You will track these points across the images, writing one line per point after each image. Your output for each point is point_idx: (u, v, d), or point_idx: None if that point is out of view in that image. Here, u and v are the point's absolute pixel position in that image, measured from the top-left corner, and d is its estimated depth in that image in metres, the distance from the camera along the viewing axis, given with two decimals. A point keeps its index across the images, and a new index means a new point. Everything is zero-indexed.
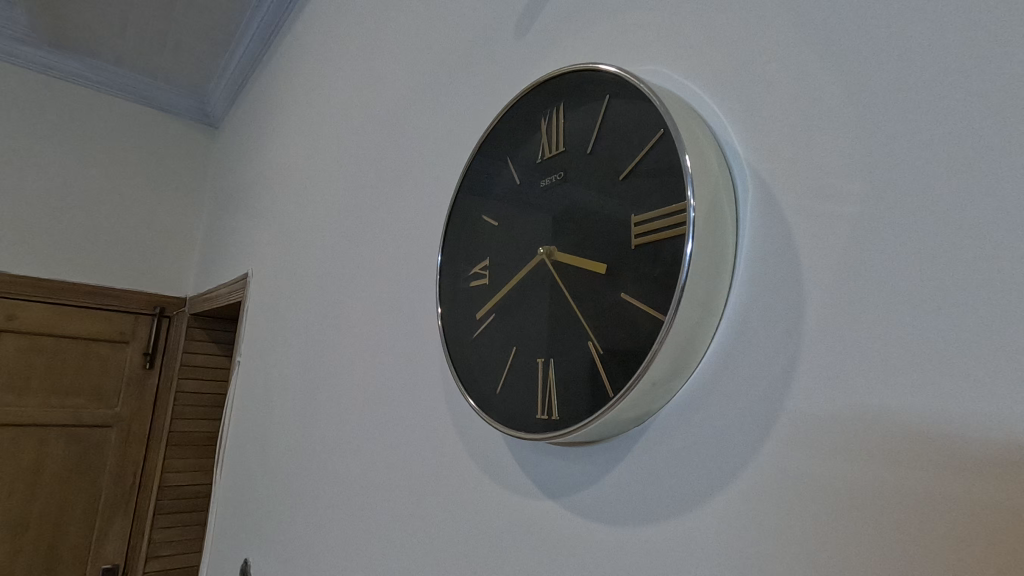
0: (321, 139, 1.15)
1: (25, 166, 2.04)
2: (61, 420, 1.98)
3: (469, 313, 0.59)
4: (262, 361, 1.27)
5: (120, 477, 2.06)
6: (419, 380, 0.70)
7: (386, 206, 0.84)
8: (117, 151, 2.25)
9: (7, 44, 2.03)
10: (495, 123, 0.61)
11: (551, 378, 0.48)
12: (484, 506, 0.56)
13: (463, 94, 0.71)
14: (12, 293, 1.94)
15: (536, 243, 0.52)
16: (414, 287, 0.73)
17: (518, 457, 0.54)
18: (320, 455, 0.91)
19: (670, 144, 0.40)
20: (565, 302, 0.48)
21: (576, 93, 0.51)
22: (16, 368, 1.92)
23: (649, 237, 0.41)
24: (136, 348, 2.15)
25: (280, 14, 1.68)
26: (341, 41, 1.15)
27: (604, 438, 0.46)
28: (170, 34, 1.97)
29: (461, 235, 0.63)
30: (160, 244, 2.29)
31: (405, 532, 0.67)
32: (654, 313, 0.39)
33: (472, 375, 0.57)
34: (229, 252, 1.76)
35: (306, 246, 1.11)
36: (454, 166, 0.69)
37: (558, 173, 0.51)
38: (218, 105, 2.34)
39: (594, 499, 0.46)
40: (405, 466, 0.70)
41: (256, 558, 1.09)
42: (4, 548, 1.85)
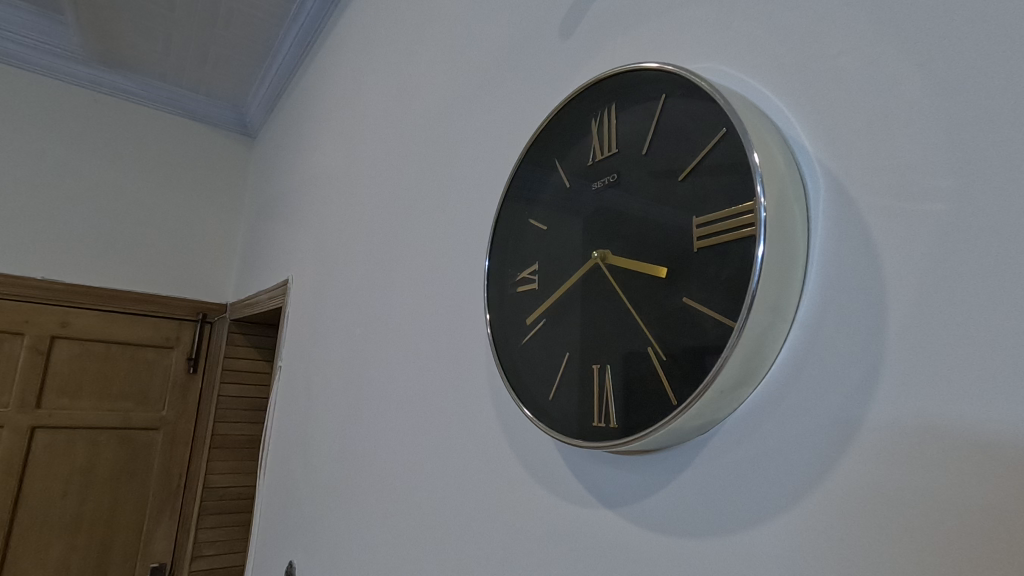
0: (361, 145, 1.17)
1: (78, 179, 2.13)
2: (111, 422, 2.05)
3: (519, 319, 0.59)
4: (304, 365, 1.29)
5: (166, 478, 2.13)
6: (465, 384, 0.70)
7: (430, 210, 0.84)
8: (162, 164, 2.33)
9: (59, 63, 2.13)
10: (542, 127, 0.60)
11: (608, 384, 0.46)
12: (536, 512, 0.56)
13: (506, 98, 0.71)
14: (65, 300, 2.03)
15: (587, 246, 0.51)
16: (459, 292, 0.73)
17: (571, 465, 0.53)
18: (365, 457, 0.92)
19: (735, 143, 0.39)
20: (622, 306, 0.47)
21: (628, 94, 0.50)
22: (70, 373, 2.01)
23: (713, 239, 0.40)
24: (180, 353, 2.22)
25: (317, 23, 1.71)
26: (380, 48, 1.16)
27: (665, 447, 0.44)
28: (211, 47, 2.03)
29: (508, 240, 0.62)
30: (202, 251, 2.36)
31: (453, 535, 0.67)
32: (722, 318, 0.38)
33: (523, 382, 0.56)
34: (269, 259, 1.80)
35: (347, 251, 1.13)
36: (499, 171, 0.69)
37: (612, 174, 0.50)
38: (256, 115, 2.40)
39: (654, 509, 0.45)
40: (451, 470, 0.70)
41: (302, 560, 1.11)
42: (60, 546, 1.93)
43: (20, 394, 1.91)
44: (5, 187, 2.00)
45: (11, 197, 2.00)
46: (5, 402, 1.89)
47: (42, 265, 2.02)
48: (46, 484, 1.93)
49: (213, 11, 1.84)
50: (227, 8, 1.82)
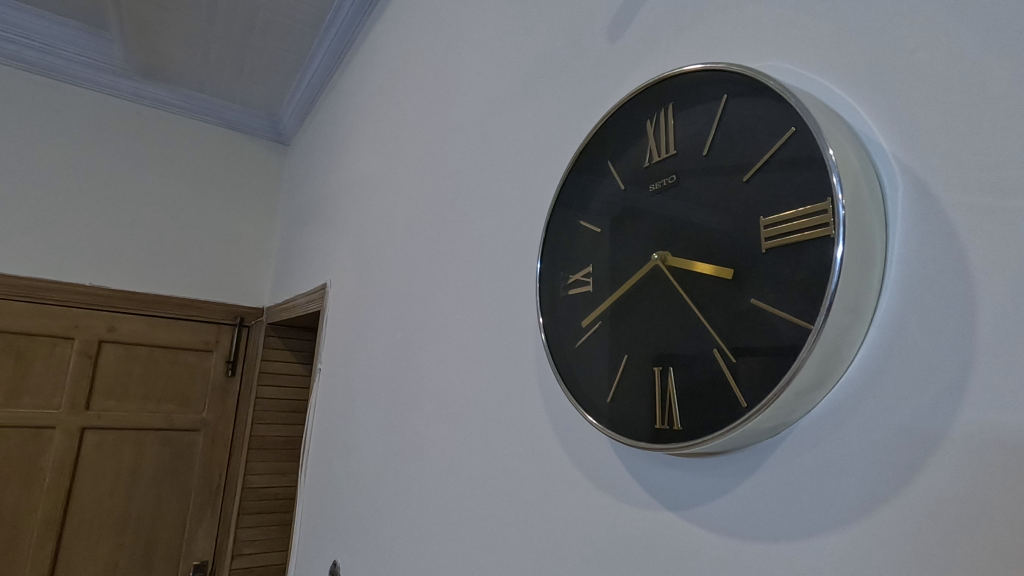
0: (398, 151, 1.19)
1: (123, 189, 2.21)
2: (155, 424, 2.12)
3: (573, 321, 0.59)
4: (344, 368, 1.32)
5: (207, 478, 2.19)
6: (512, 385, 0.71)
7: (473, 213, 0.85)
8: (202, 172, 2.39)
9: (104, 77, 2.20)
10: (594, 131, 0.60)
11: (671, 387, 0.46)
12: (590, 514, 0.56)
13: (551, 102, 0.72)
14: (111, 306, 2.10)
15: (646, 248, 0.51)
16: (506, 294, 0.74)
17: (629, 467, 0.53)
18: (407, 458, 0.94)
19: (806, 142, 0.39)
20: (686, 308, 0.46)
21: (686, 94, 0.50)
22: (116, 375, 2.08)
23: (783, 240, 0.39)
24: (219, 356, 2.29)
25: (353, 31, 1.74)
26: (417, 53, 1.18)
27: (731, 450, 0.44)
28: (247, 58, 2.08)
29: (559, 244, 0.63)
30: (238, 256, 2.41)
31: (500, 534, 0.68)
32: (796, 319, 0.37)
33: (579, 385, 0.56)
34: (306, 263, 1.83)
35: (386, 255, 1.15)
36: (547, 174, 0.70)
37: (671, 176, 0.50)
38: (290, 123, 2.45)
39: (719, 512, 0.44)
40: (498, 470, 0.71)
41: (345, 559, 1.13)
42: (109, 542, 2.00)
43: (70, 396, 1.99)
44: (55, 197, 2.07)
45: (62, 207, 2.08)
46: (57, 403, 1.97)
47: (91, 273, 2.10)
48: (95, 483, 2.00)
49: (250, 23, 1.88)
50: (264, 19, 1.86)
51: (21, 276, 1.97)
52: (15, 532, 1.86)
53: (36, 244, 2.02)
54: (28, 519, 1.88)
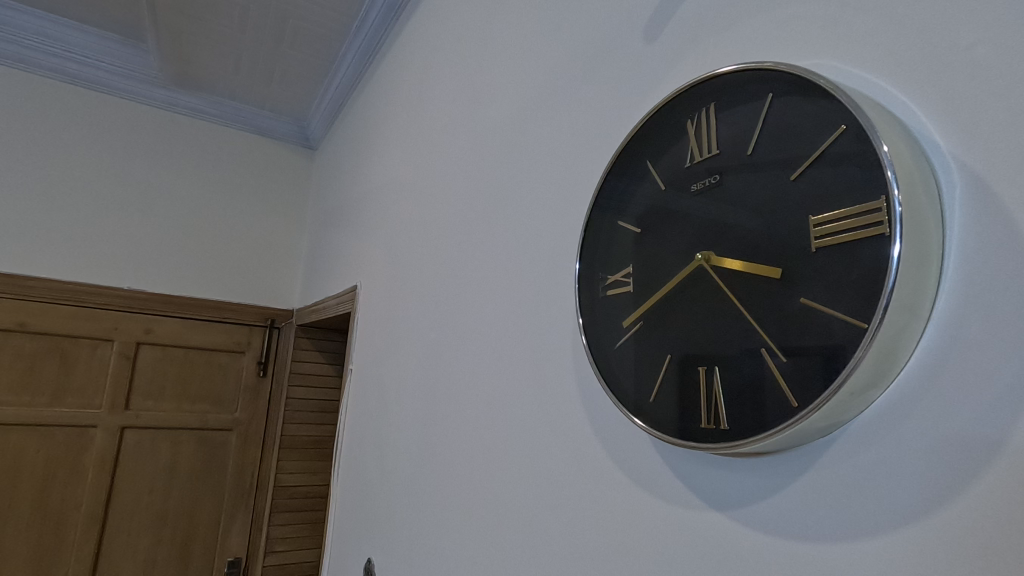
0: (429, 154, 1.21)
1: (159, 195, 2.28)
2: (191, 423, 2.19)
3: (613, 322, 0.59)
4: (376, 369, 1.34)
5: (240, 477, 2.24)
6: (549, 385, 0.71)
7: (506, 215, 0.86)
8: (233, 178, 2.45)
9: (139, 87, 2.26)
10: (633, 132, 0.60)
11: (718, 387, 0.46)
12: (632, 513, 0.56)
13: (586, 104, 0.72)
14: (148, 309, 2.17)
15: (688, 248, 0.52)
16: (542, 295, 0.75)
17: (672, 467, 0.53)
18: (442, 458, 0.95)
19: (859, 140, 0.39)
20: (732, 308, 0.46)
21: (730, 94, 0.50)
22: (153, 376, 2.15)
23: (834, 239, 0.39)
24: (251, 358, 2.34)
25: (381, 35, 1.77)
26: (448, 55, 1.19)
27: (779, 450, 0.44)
28: (277, 65, 2.11)
29: (598, 245, 0.63)
30: (268, 260, 2.46)
31: (538, 533, 0.69)
32: (850, 318, 0.37)
33: (620, 385, 0.56)
34: (336, 266, 1.87)
35: (418, 257, 1.17)
36: (584, 175, 0.70)
37: (714, 176, 0.50)
38: (318, 128, 2.49)
39: (769, 513, 0.44)
40: (535, 470, 0.72)
41: (380, 558, 1.15)
42: (148, 538, 2.06)
43: (110, 397, 2.06)
44: (95, 204, 2.14)
45: (102, 214, 2.15)
46: (98, 403, 2.04)
47: (129, 277, 2.17)
48: (135, 480, 2.07)
49: (280, 30, 1.92)
50: (294, 27, 1.89)
51: (64, 281, 2.04)
52: (61, 527, 1.93)
53: (78, 250, 2.09)
54: (73, 515, 1.95)
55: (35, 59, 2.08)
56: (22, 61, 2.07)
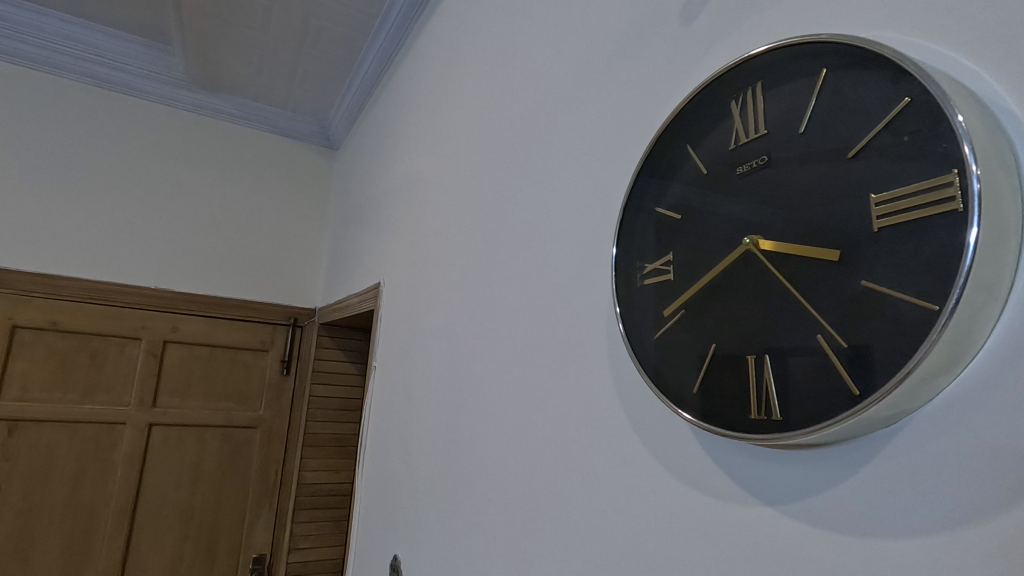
0: (453, 150, 1.20)
1: (184, 196, 2.30)
2: (216, 421, 2.21)
3: (652, 311, 0.58)
4: (400, 365, 1.34)
5: (265, 475, 2.26)
6: (583, 379, 0.70)
7: (535, 208, 0.85)
8: (257, 178, 2.47)
9: (166, 90, 2.30)
10: (672, 116, 0.58)
11: (769, 377, 0.44)
12: (673, 509, 0.55)
13: (619, 91, 0.71)
14: (175, 308, 2.20)
15: (735, 233, 0.50)
16: (575, 287, 0.73)
17: (718, 460, 0.51)
18: (470, 454, 0.94)
19: (927, 112, 0.36)
20: (784, 294, 0.44)
21: (779, 71, 0.48)
22: (179, 374, 2.18)
23: (901, 218, 0.37)
24: (274, 356, 2.36)
25: (403, 32, 1.76)
26: (471, 50, 1.18)
27: (837, 443, 0.42)
28: (300, 65, 2.13)
29: (635, 232, 0.61)
30: (291, 259, 2.48)
31: (571, 530, 0.68)
32: (921, 301, 0.35)
33: (662, 375, 0.55)
34: (358, 264, 1.87)
35: (443, 253, 1.16)
36: (618, 163, 0.68)
37: (762, 157, 0.48)
38: (339, 127, 2.50)
39: (826, 507, 0.42)
40: (568, 466, 0.70)
41: (407, 554, 1.15)
42: (175, 534, 2.09)
43: (138, 394, 2.10)
44: (122, 205, 2.18)
45: (130, 215, 2.19)
46: (126, 401, 2.08)
47: (157, 277, 2.20)
48: (162, 476, 2.10)
49: (303, 30, 1.92)
50: (316, 27, 1.90)
51: (94, 281, 2.08)
52: (91, 523, 1.97)
53: (107, 250, 2.13)
54: (103, 511, 1.99)
55: (66, 63, 2.12)
56: (53, 65, 2.12)
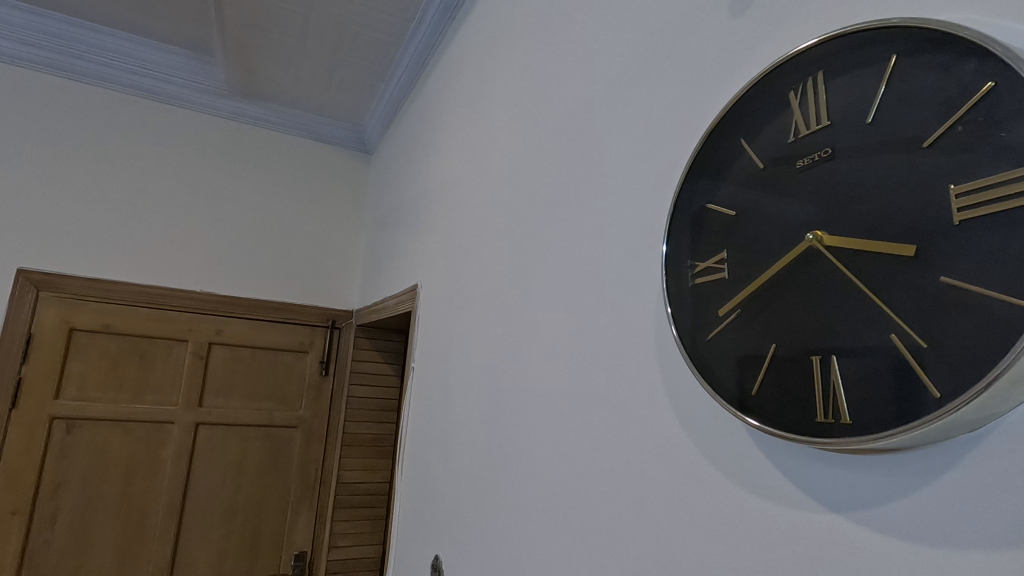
0: (491, 151, 1.20)
1: (227, 202, 2.37)
2: (258, 420, 2.27)
3: (706, 310, 0.56)
4: (439, 367, 1.35)
5: (305, 473, 2.30)
6: (630, 379, 0.69)
7: (577, 207, 0.84)
8: (295, 183, 2.52)
9: (209, 99, 2.37)
10: (726, 109, 0.57)
11: (836, 378, 0.42)
12: (729, 514, 0.53)
13: (665, 87, 0.69)
14: (219, 311, 2.27)
15: (796, 229, 0.48)
16: (621, 287, 0.72)
17: (779, 465, 0.49)
18: (511, 456, 0.94)
19: (1017, 96, 0.34)
20: (854, 291, 0.42)
21: (843, 59, 0.46)
22: (223, 375, 2.25)
23: (986, 209, 0.35)
24: (313, 357, 2.41)
25: (438, 35, 1.78)
26: (507, 51, 1.18)
27: (915, 448, 0.40)
28: (336, 72, 2.17)
29: (686, 229, 0.60)
30: (328, 262, 2.52)
31: (620, 533, 0.66)
32: (1011, 299, 0.33)
33: (718, 377, 0.53)
34: (395, 266, 1.89)
35: (482, 253, 1.17)
36: (667, 160, 0.67)
37: (825, 149, 0.46)
38: (374, 132, 2.54)
39: (902, 516, 0.40)
40: (614, 468, 0.69)
41: (448, 555, 1.15)
42: (221, 530, 2.15)
43: (186, 394, 2.17)
44: (169, 211, 2.26)
45: (176, 221, 2.27)
46: (174, 400, 2.16)
47: (201, 281, 2.27)
48: (208, 474, 2.16)
49: (339, 36, 1.96)
50: (352, 33, 1.93)
51: (143, 285, 2.16)
52: (142, 518, 2.04)
53: (154, 256, 2.21)
54: (153, 506, 2.06)
55: (116, 77, 2.22)
56: (105, 79, 2.21)
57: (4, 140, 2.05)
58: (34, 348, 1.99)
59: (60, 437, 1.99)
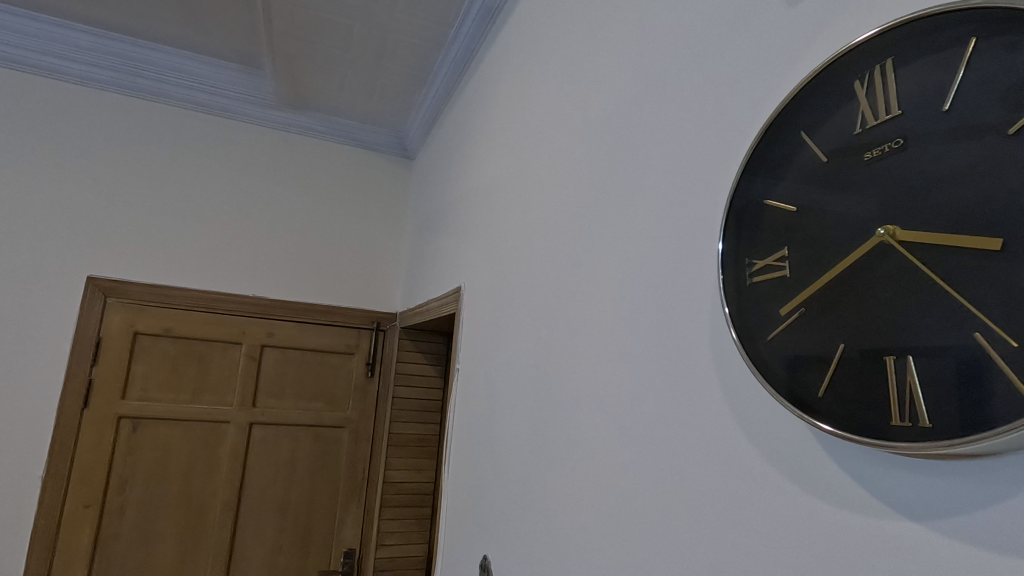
0: (534, 153, 1.21)
1: (276, 209, 2.45)
2: (308, 420, 2.34)
3: (767, 309, 0.54)
4: (484, 369, 1.36)
5: (353, 473, 2.36)
6: (685, 381, 0.67)
7: (625, 208, 0.84)
8: (339, 190, 2.59)
9: (258, 111, 2.45)
10: (785, 102, 0.55)
11: (913, 379, 0.40)
12: (791, 520, 0.51)
13: (717, 82, 0.68)
14: (270, 314, 2.35)
15: (864, 224, 0.46)
16: (674, 286, 0.71)
17: (849, 470, 0.47)
18: (560, 456, 0.94)
19: None
20: (931, 287, 0.40)
21: (915, 45, 0.44)
22: (274, 376, 2.33)
23: None
24: (360, 359, 2.47)
25: (479, 39, 1.80)
26: (550, 52, 1.19)
27: (1002, 454, 0.37)
28: (378, 79, 2.21)
29: (743, 227, 0.58)
30: (373, 265, 2.58)
31: (674, 537, 0.65)
32: None
33: (782, 377, 0.51)
34: (438, 268, 1.92)
35: (526, 255, 1.17)
36: (720, 157, 0.65)
37: (895, 140, 0.44)
38: (415, 137, 2.57)
39: (988, 525, 0.38)
40: (667, 471, 0.68)
41: (496, 555, 1.16)
42: (274, 526, 2.23)
43: (240, 395, 2.26)
44: (222, 219, 2.35)
45: (229, 228, 2.36)
46: (230, 401, 2.25)
47: (253, 286, 2.36)
48: (262, 472, 2.24)
49: (382, 45, 2.00)
50: (394, 41, 1.97)
51: (200, 290, 2.26)
52: (202, 513, 2.14)
53: (209, 262, 2.30)
54: (211, 502, 2.16)
55: (173, 92, 2.32)
56: (162, 95, 2.32)
57: (73, 156, 2.18)
58: (102, 351, 2.11)
59: (126, 435, 2.10)
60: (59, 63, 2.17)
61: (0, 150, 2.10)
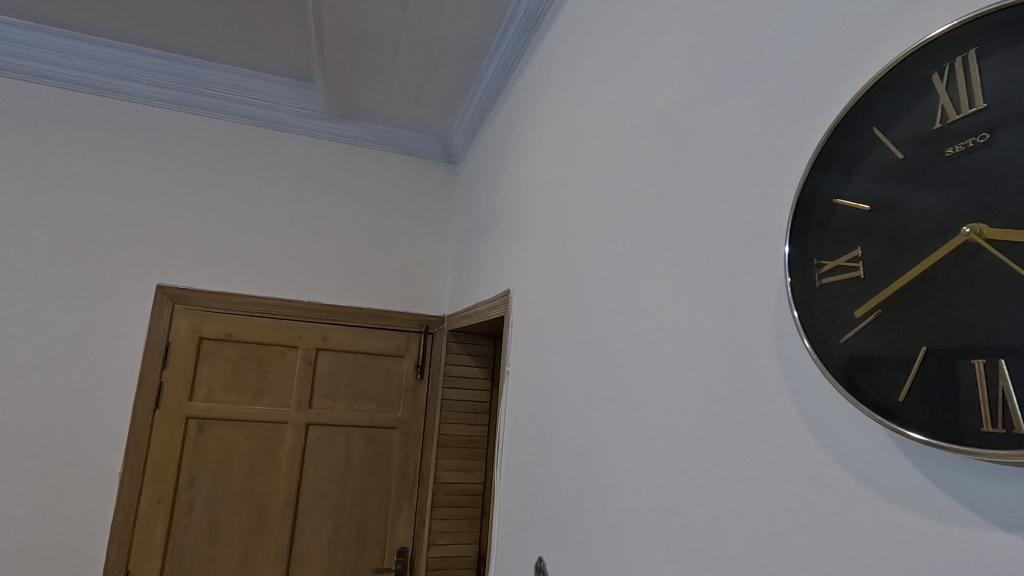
0: (584, 156, 1.21)
1: (328, 217, 2.53)
2: (361, 421, 2.41)
3: (840, 311, 0.53)
4: (537, 372, 1.36)
5: (404, 473, 2.41)
6: (749, 385, 0.66)
7: (682, 210, 0.83)
8: (388, 196, 2.65)
9: (310, 122, 2.54)
10: (856, 99, 0.53)
11: (1006, 384, 0.38)
12: (867, 528, 0.50)
13: (778, 80, 0.67)
14: (324, 319, 2.43)
15: (945, 223, 0.44)
16: (736, 288, 0.70)
17: (933, 479, 0.45)
18: (617, 459, 0.94)
19: None
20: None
21: (1000, 35, 0.42)
22: (329, 379, 2.41)
23: None
24: (409, 361, 2.52)
25: (524, 43, 1.81)
26: (599, 55, 1.19)
27: None
28: (424, 88, 2.26)
29: (813, 227, 0.57)
30: (421, 270, 2.62)
31: (740, 542, 0.64)
32: None
33: (858, 381, 0.50)
34: (487, 272, 1.94)
35: (578, 258, 1.18)
36: (784, 157, 0.64)
37: (980, 135, 0.42)
38: (460, 142, 2.61)
39: None
40: (730, 475, 0.67)
41: (552, 557, 1.16)
42: (331, 524, 2.30)
43: (297, 397, 2.35)
44: (278, 228, 2.45)
45: (284, 236, 2.45)
46: (288, 402, 2.34)
47: (308, 291, 2.44)
48: (319, 471, 2.32)
49: (428, 54, 2.04)
50: (440, 49, 2.01)
51: (259, 297, 2.36)
52: (263, 509, 2.23)
53: (266, 269, 2.40)
54: (272, 499, 2.25)
55: (231, 108, 2.44)
56: (221, 111, 2.44)
57: (141, 171, 2.33)
58: (171, 355, 2.24)
59: (194, 435, 2.22)
60: (129, 85, 2.32)
61: (77, 168, 2.26)
